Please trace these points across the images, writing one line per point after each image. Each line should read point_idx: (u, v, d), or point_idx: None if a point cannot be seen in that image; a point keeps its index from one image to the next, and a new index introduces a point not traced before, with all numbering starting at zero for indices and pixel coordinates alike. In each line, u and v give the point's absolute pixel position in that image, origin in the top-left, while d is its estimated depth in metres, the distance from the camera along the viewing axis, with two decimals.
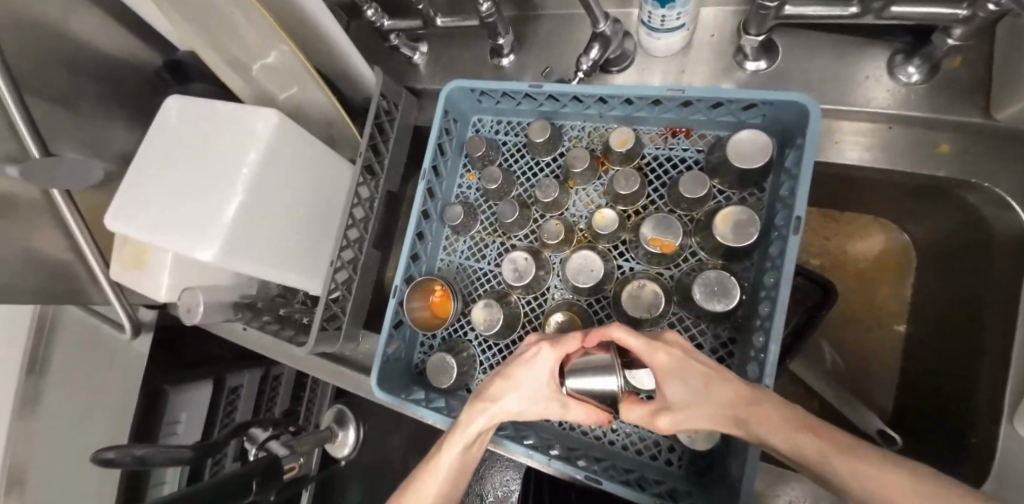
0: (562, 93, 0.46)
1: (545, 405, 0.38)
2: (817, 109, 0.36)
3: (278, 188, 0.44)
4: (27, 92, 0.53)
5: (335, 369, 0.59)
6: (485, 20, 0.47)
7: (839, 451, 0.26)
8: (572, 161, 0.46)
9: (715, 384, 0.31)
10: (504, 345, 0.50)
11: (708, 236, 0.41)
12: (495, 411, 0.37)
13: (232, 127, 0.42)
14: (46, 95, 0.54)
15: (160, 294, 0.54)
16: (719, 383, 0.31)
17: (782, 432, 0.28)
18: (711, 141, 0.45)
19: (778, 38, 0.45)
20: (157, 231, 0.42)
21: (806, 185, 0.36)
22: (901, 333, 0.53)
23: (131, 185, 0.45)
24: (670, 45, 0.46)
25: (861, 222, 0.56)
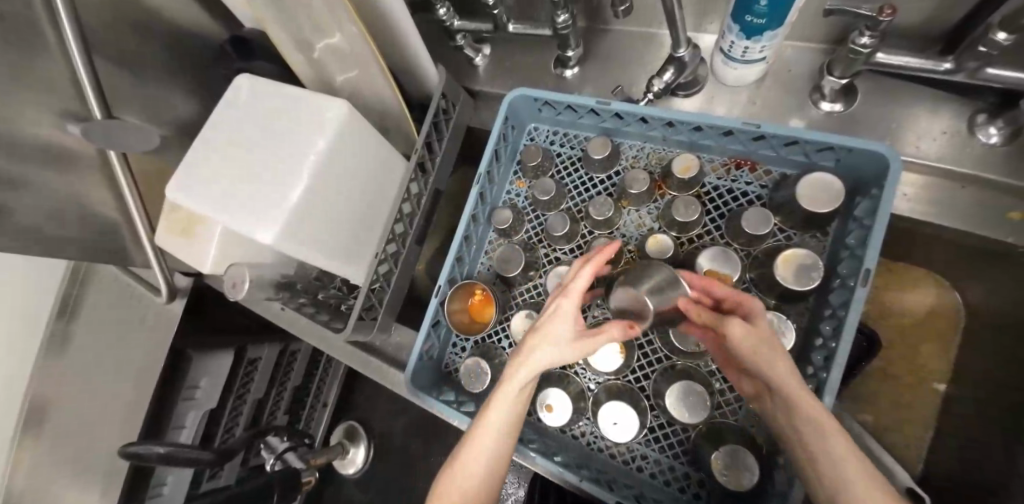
0: (631, 113, 0.45)
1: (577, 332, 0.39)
2: (900, 161, 0.35)
3: (340, 176, 0.44)
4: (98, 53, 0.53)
5: (363, 358, 0.60)
6: (559, 31, 0.47)
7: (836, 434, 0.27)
8: (630, 182, 0.46)
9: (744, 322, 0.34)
10: None
11: (765, 276, 0.41)
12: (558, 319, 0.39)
13: (302, 113, 0.42)
14: (115, 58, 0.55)
15: (205, 267, 0.54)
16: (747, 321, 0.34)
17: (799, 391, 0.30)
18: (776, 179, 0.44)
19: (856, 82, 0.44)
20: (217, 208, 0.41)
21: (879, 239, 0.35)
22: (940, 393, 0.52)
23: (191, 155, 0.44)
24: (743, 76, 0.45)
25: (914, 275, 0.55)
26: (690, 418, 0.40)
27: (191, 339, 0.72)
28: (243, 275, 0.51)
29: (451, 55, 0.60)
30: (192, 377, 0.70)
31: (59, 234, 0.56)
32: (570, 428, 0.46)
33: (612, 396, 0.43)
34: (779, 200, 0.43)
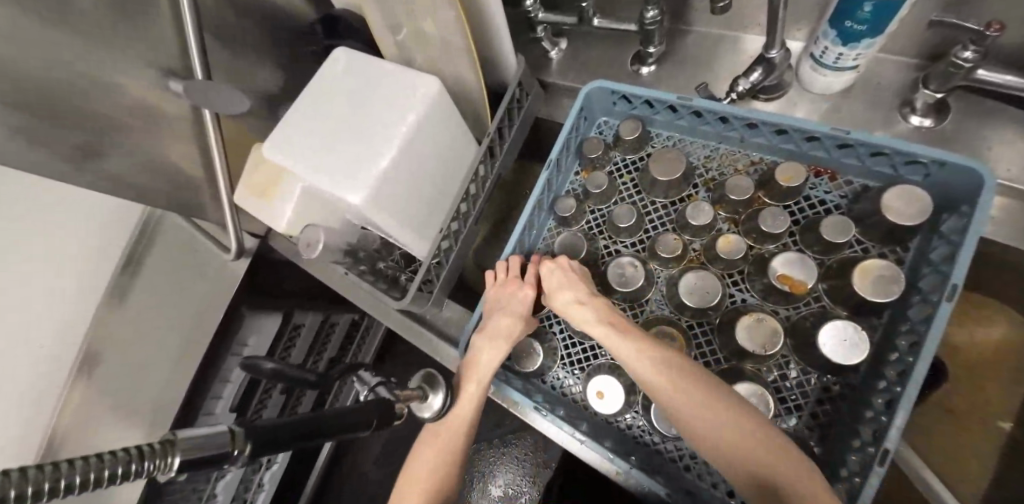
0: (711, 110, 0.45)
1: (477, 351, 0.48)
2: (994, 182, 0.34)
3: (425, 150, 0.46)
4: (207, 21, 0.57)
5: (414, 329, 0.62)
6: (646, 27, 0.48)
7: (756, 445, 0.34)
8: (730, 188, 0.45)
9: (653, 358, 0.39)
10: (591, 346, 0.50)
11: (839, 286, 0.40)
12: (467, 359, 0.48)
13: (394, 86, 0.45)
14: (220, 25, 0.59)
15: (280, 226, 0.57)
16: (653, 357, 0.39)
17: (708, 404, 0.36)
18: (856, 190, 0.44)
19: (950, 101, 0.43)
20: (306, 165, 0.44)
21: (970, 254, 0.34)
22: (1004, 432, 0.49)
23: (288, 117, 0.47)
24: (831, 84, 0.45)
25: (987, 309, 0.51)
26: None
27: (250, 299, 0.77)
28: (316, 236, 0.55)
29: (527, 46, 0.62)
30: (243, 334, 0.75)
31: (153, 185, 0.60)
32: (617, 419, 0.47)
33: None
34: (860, 211, 0.42)
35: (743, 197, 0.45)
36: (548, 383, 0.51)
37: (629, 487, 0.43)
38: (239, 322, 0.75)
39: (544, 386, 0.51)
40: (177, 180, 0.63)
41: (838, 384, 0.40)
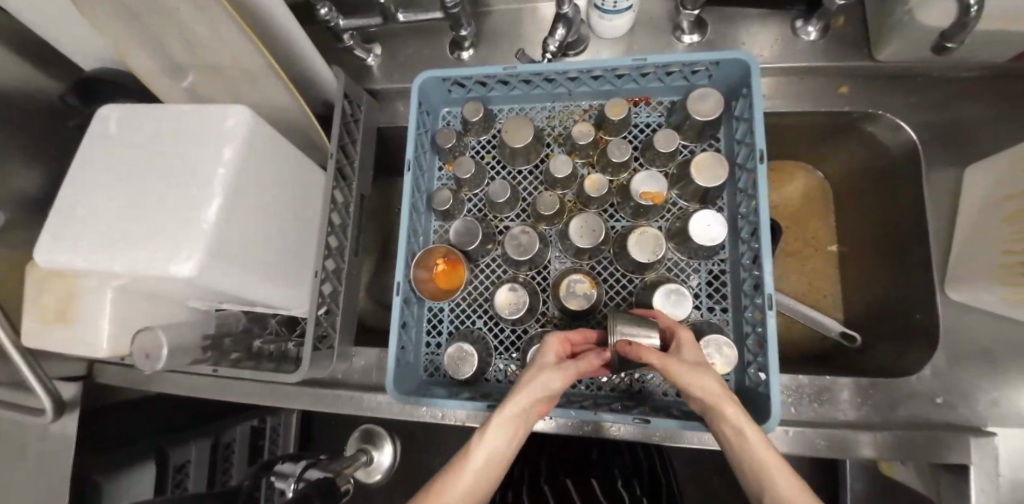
0: (536, 73, 0.49)
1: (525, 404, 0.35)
2: (756, 63, 0.44)
3: (257, 191, 0.40)
4: None
5: (325, 396, 0.54)
6: (449, 11, 0.49)
7: (772, 460, 0.30)
8: (577, 135, 0.49)
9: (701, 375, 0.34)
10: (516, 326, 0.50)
11: (685, 184, 0.47)
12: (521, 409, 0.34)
13: (195, 129, 0.38)
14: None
15: (101, 347, 0.45)
16: (704, 376, 0.33)
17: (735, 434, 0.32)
18: (668, 106, 0.51)
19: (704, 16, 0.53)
20: (118, 255, 0.36)
21: (760, 123, 0.43)
22: (833, 252, 0.62)
23: (69, 209, 0.38)
24: (619, 27, 0.51)
25: (787, 168, 0.65)
26: (679, 315, 0.44)
27: (99, 459, 0.60)
28: (157, 340, 0.44)
29: (342, 62, 0.59)
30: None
31: None
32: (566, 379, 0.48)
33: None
34: (676, 122, 0.49)
35: (589, 139, 0.49)
36: (492, 378, 0.50)
37: (554, 430, 0.50)
38: (101, 494, 0.59)
39: (486, 384, 0.49)
40: None
41: (717, 262, 0.47)
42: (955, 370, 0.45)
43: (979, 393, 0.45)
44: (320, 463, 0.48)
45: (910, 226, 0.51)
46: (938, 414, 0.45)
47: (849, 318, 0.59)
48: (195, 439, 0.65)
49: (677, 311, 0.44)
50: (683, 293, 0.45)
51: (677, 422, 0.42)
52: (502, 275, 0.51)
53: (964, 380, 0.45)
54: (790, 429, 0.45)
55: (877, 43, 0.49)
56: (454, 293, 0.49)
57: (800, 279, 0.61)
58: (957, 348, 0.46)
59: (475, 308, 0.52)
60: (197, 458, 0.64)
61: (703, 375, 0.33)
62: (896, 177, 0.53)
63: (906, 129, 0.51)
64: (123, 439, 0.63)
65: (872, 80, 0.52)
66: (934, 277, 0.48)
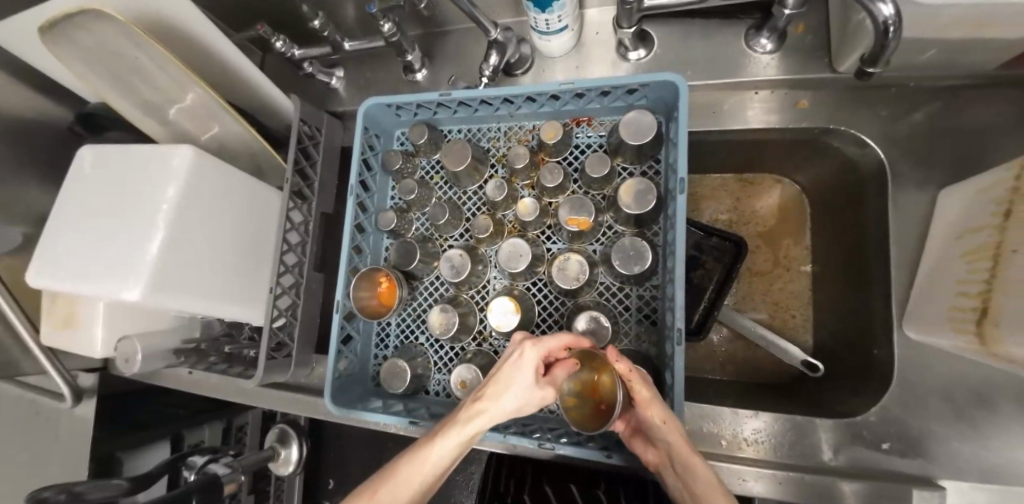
0: (471, 98, 0.49)
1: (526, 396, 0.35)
2: (685, 84, 0.41)
3: (204, 223, 0.45)
4: None
5: (290, 397, 0.59)
6: (390, 40, 0.51)
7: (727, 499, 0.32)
8: (513, 158, 0.49)
9: (656, 408, 0.34)
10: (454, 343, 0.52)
11: (617, 209, 0.46)
12: (492, 412, 0.34)
13: (147, 166, 0.43)
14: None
15: (95, 351, 0.52)
16: (660, 409, 0.34)
17: (694, 470, 0.33)
18: (610, 126, 0.49)
19: (653, 28, 0.51)
20: (85, 279, 0.42)
21: (684, 147, 0.40)
22: (809, 273, 0.58)
23: (49, 238, 0.45)
24: (561, 45, 0.50)
25: (761, 178, 0.60)
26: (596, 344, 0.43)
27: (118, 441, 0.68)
28: (134, 348, 0.51)
29: (308, 85, 0.62)
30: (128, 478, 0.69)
31: None
32: None
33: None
34: (612, 144, 0.48)
35: (523, 162, 0.49)
36: (432, 391, 0.52)
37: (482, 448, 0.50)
38: (119, 467, 0.68)
39: (425, 397, 0.52)
40: None
41: (652, 288, 0.46)
42: (909, 413, 0.42)
43: (935, 440, 0.41)
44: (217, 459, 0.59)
45: (877, 252, 0.47)
46: (887, 461, 0.42)
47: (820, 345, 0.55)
48: (208, 424, 0.77)
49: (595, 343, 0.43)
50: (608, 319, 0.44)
51: (581, 450, 0.41)
52: (445, 293, 0.53)
53: (918, 425, 0.42)
54: (722, 464, 0.43)
55: (838, 54, 0.45)
56: (394, 310, 0.52)
57: (770, 301, 0.58)
58: (913, 390, 0.42)
59: (419, 324, 0.54)
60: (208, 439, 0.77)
61: (662, 412, 0.34)
62: (866, 198, 0.49)
63: (873, 147, 0.46)
64: (136, 424, 0.71)
65: (837, 91, 0.48)
66: (894, 312, 0.44)
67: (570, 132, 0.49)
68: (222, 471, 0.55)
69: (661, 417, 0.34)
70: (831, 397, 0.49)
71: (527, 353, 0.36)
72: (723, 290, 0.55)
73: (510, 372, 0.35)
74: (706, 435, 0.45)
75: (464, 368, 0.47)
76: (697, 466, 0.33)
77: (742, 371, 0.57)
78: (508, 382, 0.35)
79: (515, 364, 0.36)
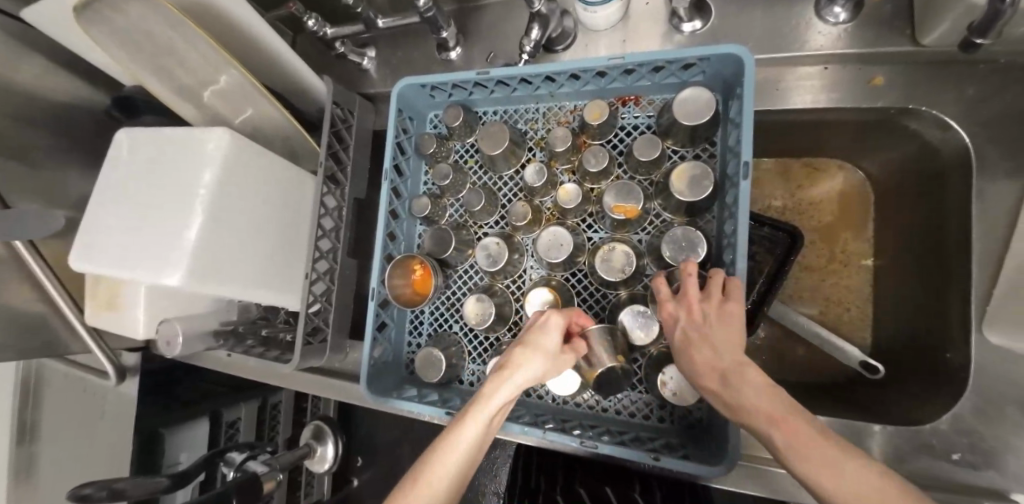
0: (510, 76, 0.46)
1: (550, 362, 0.34)
2: (751, 57, 0.37)
3: (239, 207, 0.44)
4: None
5: (324, 382, 0.59)
6: (425, 15, 0.48)
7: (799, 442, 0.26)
8: (553, 141, 0.46)
9: (692, 341, 0.33)
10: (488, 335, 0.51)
11: (668, 196, 0.42)
12: (517, 382, 0.32)
13: (186, 149, 0.43)
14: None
15: (136, 332, 0.53)
16: (694, 342, 0.33)
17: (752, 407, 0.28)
18: (659, 105, 0.45)
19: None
20: (128, 264, 0.42)
21: (750, 129, 0.37)
22: (870, 267, 0.53)
23: (90, 222, 0.45)
24: (607, 17, 0.46)
25: (819, 164, 0.56)
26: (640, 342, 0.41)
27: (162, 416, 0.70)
28: (174, 330, 0.51)
29: (339, 67, 0.60)
30: (171, 455, 0.70)
31: None
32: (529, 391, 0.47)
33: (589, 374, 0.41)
34: (661, 125, 0.44)
35: (565, 146, 0.46)
36: (466, 381, 0.51)
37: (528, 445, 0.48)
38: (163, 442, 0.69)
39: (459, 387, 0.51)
40: (14, 323, 0.57)
41: None
42: (985, 422, 0.38)
43: (1013, 453, 0.38)
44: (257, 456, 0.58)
45: (956, 246, 0.43)
46: (956, 473, 0.38)
47: (880, 344, 0.51)
48: (244, 401, 0.75)
49: (639, 337, 0.42)
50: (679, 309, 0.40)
51: (624, 449, 0.39)
52: (479, 282, 0.52)
53: (995, 435, 0.38)
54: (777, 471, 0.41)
55: (922, 26, 0.40)
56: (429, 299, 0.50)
57: (823, 293, 0.54)
58: (992, 398, 0.38)
59: (453, 314, 0.53)
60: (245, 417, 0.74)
61: (695, 335, 0.33)
62: (945, 185, 0.44)
63: (958, 129, 0.41)
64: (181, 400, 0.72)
65: (917, 67, 0.43)
66: (972, 313, 0.40)
67: (615, 112, 0.46)
68: (261, 469, 0.55)
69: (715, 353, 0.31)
70: (893, 402, 0.45)
71: (552, 318, 0.35)
72: (775, 284, 0.51)
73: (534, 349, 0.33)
74: (757, 438, 0.43)
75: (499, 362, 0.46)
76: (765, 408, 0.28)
77: (789, 369, 0.54)
78: (532, 348, 0.33)
79: (540, 326, 0.35)
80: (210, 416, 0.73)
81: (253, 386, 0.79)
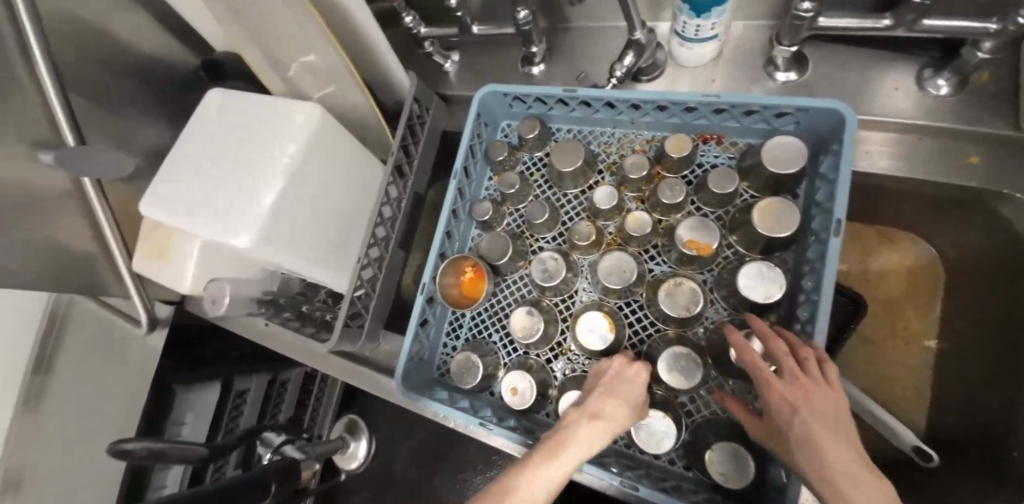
0: (597, 98, 0.47)
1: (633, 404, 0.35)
2: (854, 115, 0.36)
3: (314, 182, 0.45)
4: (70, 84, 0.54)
5: (353, 369, 0.59)
6: (521, 28, 0.49)
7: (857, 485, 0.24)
8: (629, 167, 0.46)
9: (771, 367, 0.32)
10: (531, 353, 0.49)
11: (745, 229, 0.41)
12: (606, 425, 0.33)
13: (276, 118, 0.44)
14: (83, 86, 0.55)
15: (183, 285, 0.53)
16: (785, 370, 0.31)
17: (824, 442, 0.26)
18: (742, 149, 0.45)
19: (805, 51, 0.47)
20: (198, 218, 0.42)
21: (845, 186, 0.36)
22: (932, 349, 0.51)
23: (169, 172, 0.46)
24: (701, 55, 0.47)
25: (887, 235, 0.55)
26: (686, 384, 0.39)
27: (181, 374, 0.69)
28: (223, 291, 0.51)
29: (422, 65, 0.62)
30: (179, 412, 0.66)
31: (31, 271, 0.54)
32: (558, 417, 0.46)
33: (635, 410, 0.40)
34: (742, 168, 0.44)
35: (640, 174, 0.45)
36: (496, 393, 0.50)
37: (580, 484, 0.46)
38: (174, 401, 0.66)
39: (490, 398, 0.50)
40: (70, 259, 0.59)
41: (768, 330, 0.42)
42: None
43: None
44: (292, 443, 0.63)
45: None
46: None
47: (936, 432, 0.49)
48: (257, 372, 0.76)
49: (684, 379, 0.40)
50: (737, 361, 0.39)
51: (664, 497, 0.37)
52: (527, 295, 0.51)
53: None
54: None
55: None
56: (477, 302, 0.50)
57: (875, 368, 0.53)
58: None
59: (496, 322, 0.52)
60: (254, 390, 0.76)
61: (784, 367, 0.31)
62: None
63: None
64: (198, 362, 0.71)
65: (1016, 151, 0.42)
66: None
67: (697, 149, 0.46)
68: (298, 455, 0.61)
69: (798, 414, 0.28)
70: None
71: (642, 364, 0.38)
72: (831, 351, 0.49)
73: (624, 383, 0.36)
74: None
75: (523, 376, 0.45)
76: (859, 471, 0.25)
77: None
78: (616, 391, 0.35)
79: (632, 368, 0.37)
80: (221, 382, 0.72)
81: (271, 361, 0.78)
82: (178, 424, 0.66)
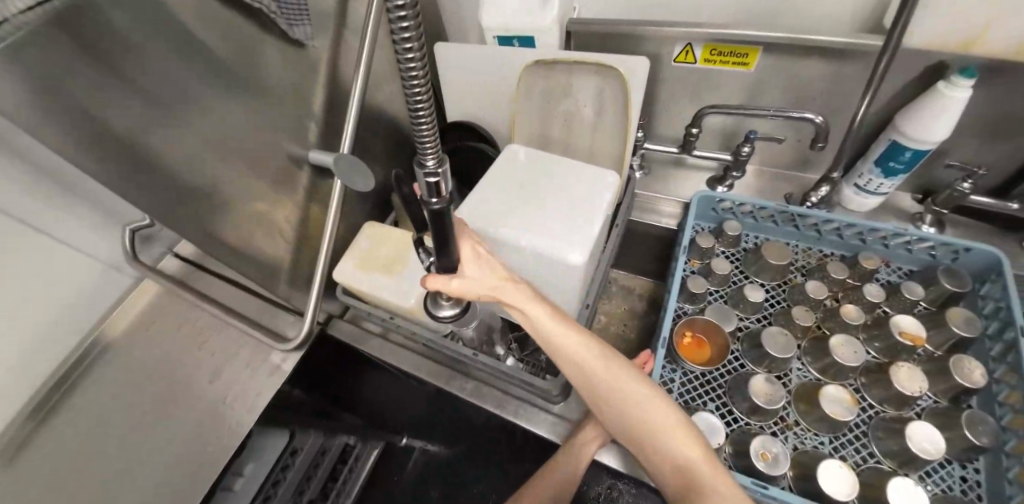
0: (802, 214, 0.62)
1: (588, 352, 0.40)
2: (1010, 259, 0.53)
3: (604, 226, 0.53)
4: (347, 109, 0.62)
5: (541, 418, 0.59)
6: (740, 157, 0.65)
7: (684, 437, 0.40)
8: (832, 268, 0.60)
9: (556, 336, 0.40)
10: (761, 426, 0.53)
11: (938, 330, 0.54)
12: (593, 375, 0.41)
13: (585, 169, 0.54)
14: (334, 124, 0.67)
15: (412, 299, 0.56)
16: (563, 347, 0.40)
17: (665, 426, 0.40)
18: (907, 272, 0.61)
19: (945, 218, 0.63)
20: (526, 233, 0.49)
21: (1020, 302, 0.50)
22: None
23: (482, 194, 0.53)
24: (865, 203, 0.64)
25: None
26: (937, 452, 0.47)
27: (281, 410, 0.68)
28: None
29: None
30: (244, 462, 0.67)
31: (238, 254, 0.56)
32: (789, 482, 0.49)
33: (891, 476, 0.47)
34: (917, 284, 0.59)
35: (840, 276, 0.59)
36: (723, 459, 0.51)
37: None
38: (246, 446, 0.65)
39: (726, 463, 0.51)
40: (259, 253, 0.60)
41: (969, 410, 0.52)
42: None
43: None
44: (360, 467, 0.88)
45: None
46: None
47: None
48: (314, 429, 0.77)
49: (933, 448, 0.47)
50: (968, 434, 0.47)
51: None
52: (741, 368, 0.57)
53: None
54: None
55: None
56: (701, 365, 0.56)
57: None
58: None
59: (705, 394, 0.55)
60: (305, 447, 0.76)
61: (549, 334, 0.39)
62: None
63: None
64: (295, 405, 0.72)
65: None
66: None
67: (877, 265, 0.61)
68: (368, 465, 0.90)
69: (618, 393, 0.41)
70: None
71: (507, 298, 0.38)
72: None
73: (473, 287, 0.37)
74: None
75: (759, 441, 0.49)
76: (650, 412, 0.41)
77: None
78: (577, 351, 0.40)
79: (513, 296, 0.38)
80: (288, 434, 0.73)
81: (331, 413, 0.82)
82: (235, 477, 0.66)
